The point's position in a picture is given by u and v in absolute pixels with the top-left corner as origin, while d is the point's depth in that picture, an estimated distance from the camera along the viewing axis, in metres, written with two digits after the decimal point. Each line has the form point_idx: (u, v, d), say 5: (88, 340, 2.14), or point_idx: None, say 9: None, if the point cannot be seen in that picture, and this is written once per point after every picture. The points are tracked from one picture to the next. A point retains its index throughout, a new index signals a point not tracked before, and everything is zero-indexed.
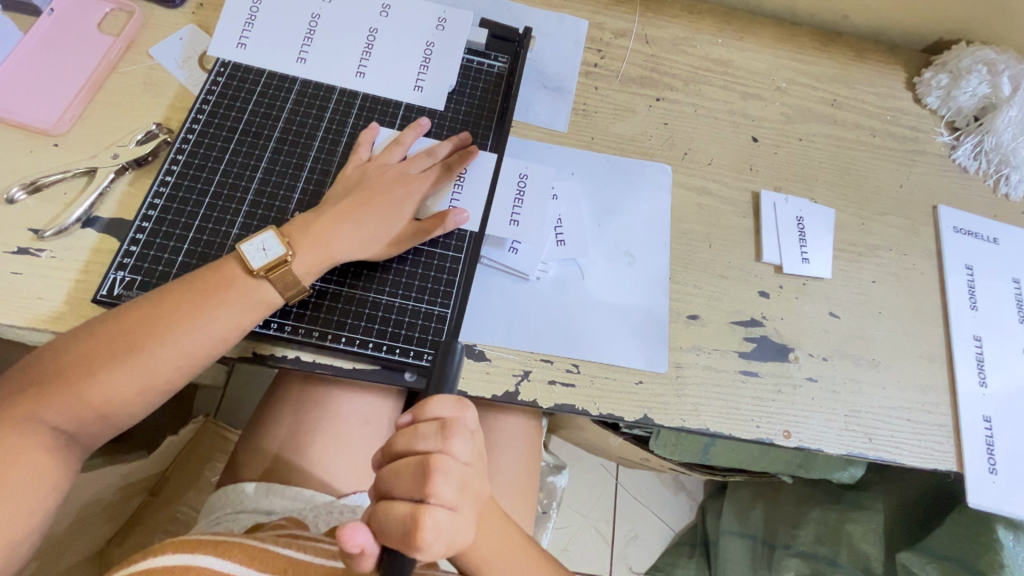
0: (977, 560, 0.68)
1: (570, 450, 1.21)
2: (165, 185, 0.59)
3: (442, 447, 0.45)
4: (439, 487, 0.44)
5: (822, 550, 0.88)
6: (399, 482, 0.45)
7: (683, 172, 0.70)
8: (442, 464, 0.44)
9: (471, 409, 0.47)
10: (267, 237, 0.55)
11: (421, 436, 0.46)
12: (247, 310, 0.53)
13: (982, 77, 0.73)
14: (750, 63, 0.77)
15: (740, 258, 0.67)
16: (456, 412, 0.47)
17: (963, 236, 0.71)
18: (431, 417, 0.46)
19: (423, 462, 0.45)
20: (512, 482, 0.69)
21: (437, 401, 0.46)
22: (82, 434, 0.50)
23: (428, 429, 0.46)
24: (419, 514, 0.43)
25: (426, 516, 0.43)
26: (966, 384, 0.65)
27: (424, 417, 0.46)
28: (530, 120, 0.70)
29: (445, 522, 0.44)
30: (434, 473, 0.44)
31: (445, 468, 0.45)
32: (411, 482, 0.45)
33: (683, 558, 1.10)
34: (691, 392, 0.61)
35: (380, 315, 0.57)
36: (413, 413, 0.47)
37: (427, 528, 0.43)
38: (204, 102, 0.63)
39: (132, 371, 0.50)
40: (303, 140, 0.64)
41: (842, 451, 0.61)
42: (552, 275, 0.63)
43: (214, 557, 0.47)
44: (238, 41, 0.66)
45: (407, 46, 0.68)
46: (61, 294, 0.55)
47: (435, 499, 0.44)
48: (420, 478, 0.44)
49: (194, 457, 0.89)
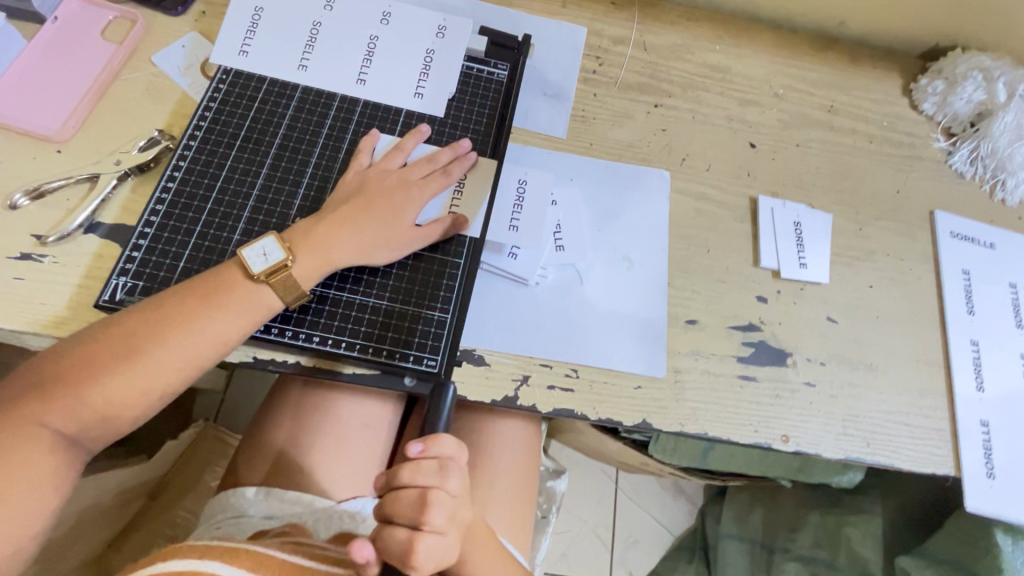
0: (976, 564, 0.69)
1: (569, 455, 1.21)
2: (167, 191, 0.60)
3: (439, 482, 0.47)
4: (434, 518, 0.46)
5: (822, 553, 0.89)
6: (398, 509, 0.47)
7: (681, 178, 0.71)
8: (436, 498, 0.47)
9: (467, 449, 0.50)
10: (268, 242, 0.55)
11: (422, 471, 0.47)
12: (249, 313, 0.53)
13: (978, 84, 0.74)
14: (747, 70, 0.78)
15: (738, 263, 0.68)
16: (455, 451, 0.49)
17: (960, 241, 0.72)
18: (433, 454, 0.48)
19: (421, 493, 0.47)
20: (511, 486, 0.69)
21: (442, 440, 0.48)
22: (83, 437, 0.50)
23: (430, 465, 0.47)
24: (413, 542, 0.46)
25: (420, 543, 0.45)
26: (964, 388, 0.65)
27: (429, 453, 0.48)
28: (529, 126, 0.71)
29: (435, 549, 0.46)
30: (430, 506, 0.46)
31: (440, 501, 0.47)
32: (409, 510, 0.47)
33: (682, 562, 1.11)
34: (689, 396, 0.61)
35: (380, 320, 0.57)
36: (421, 446, 0.47)
37: (421, 555, 0.45)
38: (206, 109, 0.64)
39: (133, 374, 0.50)
40: (304, 146, 0.64)
41: (840, 455, 0.61)
42: (551, 280, 0.64)
43: (223, 564, 0.46)
44: (240, 48, 0.66)
45: (407, 54, 0.68)
46: (63, 299, 0.56)
47: (428, 528, 0.46)
48: (418, 508, 0.46)
49: (193, 462, 0.89)
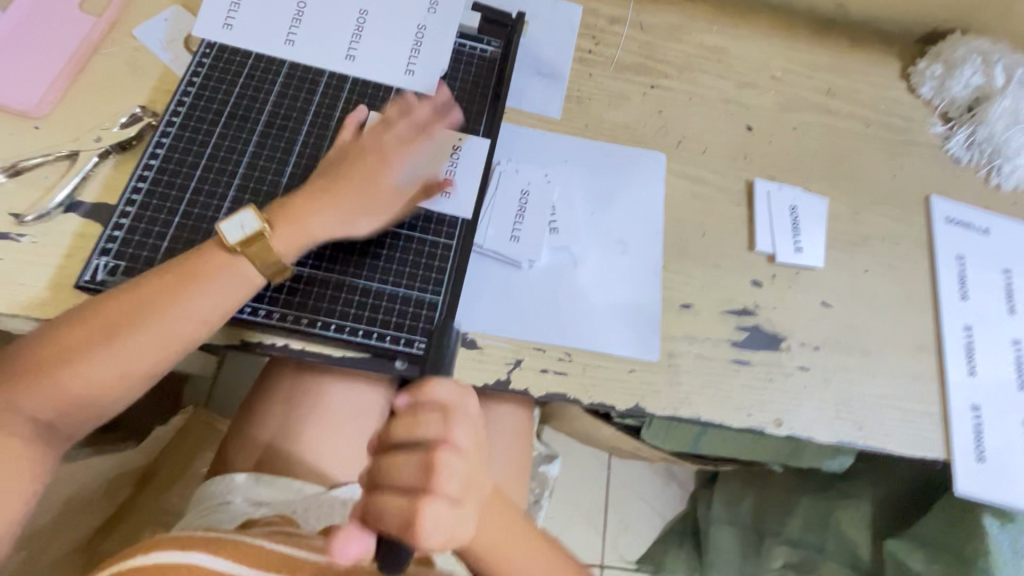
0: (964, 547, 0.69)
1: (562, 440, 1.21)
2: (149, 169, 0.58)
3: (443, 438, 0.44)
4: (441, 479, 0.43)
5: (812, 537, 0.90)
6: (397, 473, 0.43)
7: (677, 161, 0.70)
8: (442, 453, 0.43)
9: (467, 398, 0.46)
10: (246, 216, 0.53)
11: (421, 423, 0.44)
12: (231, 292, 0.52)
13: (976, 68, 0.74)
14: (744, 51, 0.76)
15: (733, 247, 0.67)
16: (453, 402, 0.45)
17: (955, 226, 0.71)
18: (430, 403, 0.44)
19: (423, 454, 0.43)
20: (504, 471, 0.69)
21: (432, 388, 0.45)
22: (63, 422, 0.49)
23: (431, 416, 0.44)
24: (418, 506, 0.42)
25: (426, 508, 0.42)
26: (955, 373, 0.65)
27: (425, 405, 0.44)
28: (523, 106, 0.69)
29: (446, 517, 0.43)
30: (436, 464, 0.43)
31: (447, 464, 0.43)
32: (411, 474, 0.43)
33: (673, 546, 1.13)
34: (683, 380, 0.61)
35: (370, 303, 0.56)
36: (411, 397, 0.45)
37: (427, 521, 0.42)
38: (189, 84, 0.62)
39: (110, 357, 0.49)
40: (291, 123, 0.63)
41: (832, 438, 0.61)
42: (544, 262, 0.63)
43: (207, 555, 0.46)
44: (223, 22, 0.63)
45: (398, 30, 0.66)
46: (43, 279, 0.54)
47: (436, 492, 0.43)
48: (420, 472, 0.43)
49: (183, 447, 0.88)
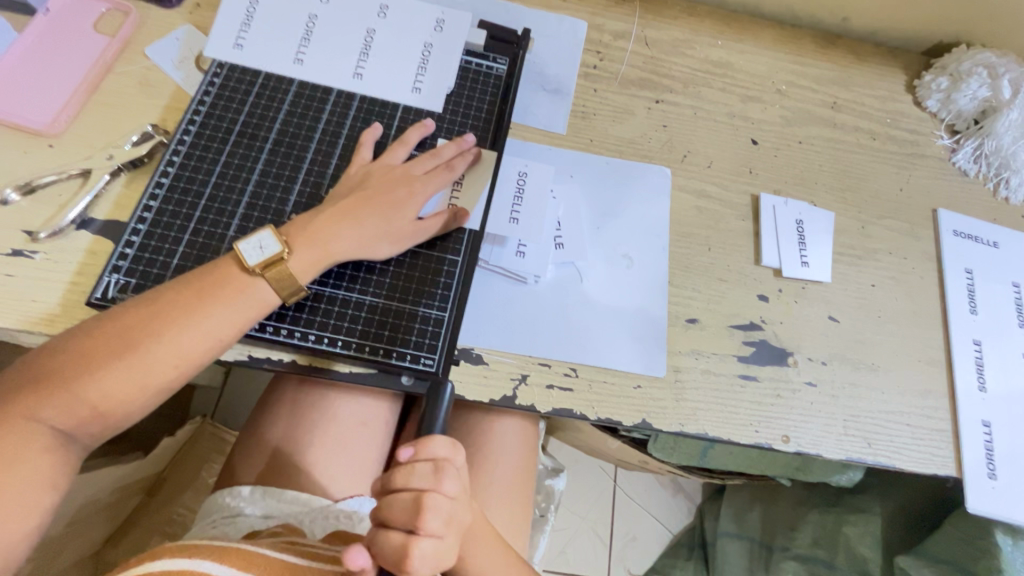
0: (976, 565, 0.68)
1: (568, 452, 1.20)
2: (160, 187, 0.59)
3: (434, 484, 0.45)
4: (430, 524, 0.44)
5: (821, 553, 0.89)
6: (392, 513, 0.45)
7: (682, 174, 0.70)
8: (432, 502, 0.44)
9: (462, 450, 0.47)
10: (265, 235, 0.54)
11: (416, 474, 0.45)
12: (246, 308, 0.53)
13: (983, 80, 0.73)
14: (749, 66, 0.77)
15: (739, 262, 0.67)
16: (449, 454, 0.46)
17: (963, 239, 0.71)
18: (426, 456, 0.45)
19: (414, 498, 0.44)
20: (510, 487, 0.69)
21: (434, 442, 0.45)
22: (81, 434, 0.49)
23: (424, 468, 0.45)
24: (408, 547, 0.43)
25: (414, 550, 0.43)
26: (965, 389, 0.65)
27: (421, 456, 0.45)
28: (529, 122, 0.70)
29: (433, 558, 0.44)
30: (425, 511, 0.44)
31: (436, 509, 0.44)
32: (403, 515, 0.44)
33: (681, 560, 1.11)
34: (690, 396, 0.60)
35: (377, 319, 0.57)
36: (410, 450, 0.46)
37: (416, 560, 0.43)
38: (200, 103, 0.63)
39: (130, 371, 0.49)
40: (299, 142, 0.63)
41: (841, 455, 0.61)
42: (550, 278, 0.63)
43: (212, 562, 0.45)
44: (235, 41, 0.65)
45: (405, 48, 0.67)
46: (55, 296, 0.55)
47: (425, 535, 0.44)
48: (412, 516, 0.44)
49: (190, 460, 0.89)
